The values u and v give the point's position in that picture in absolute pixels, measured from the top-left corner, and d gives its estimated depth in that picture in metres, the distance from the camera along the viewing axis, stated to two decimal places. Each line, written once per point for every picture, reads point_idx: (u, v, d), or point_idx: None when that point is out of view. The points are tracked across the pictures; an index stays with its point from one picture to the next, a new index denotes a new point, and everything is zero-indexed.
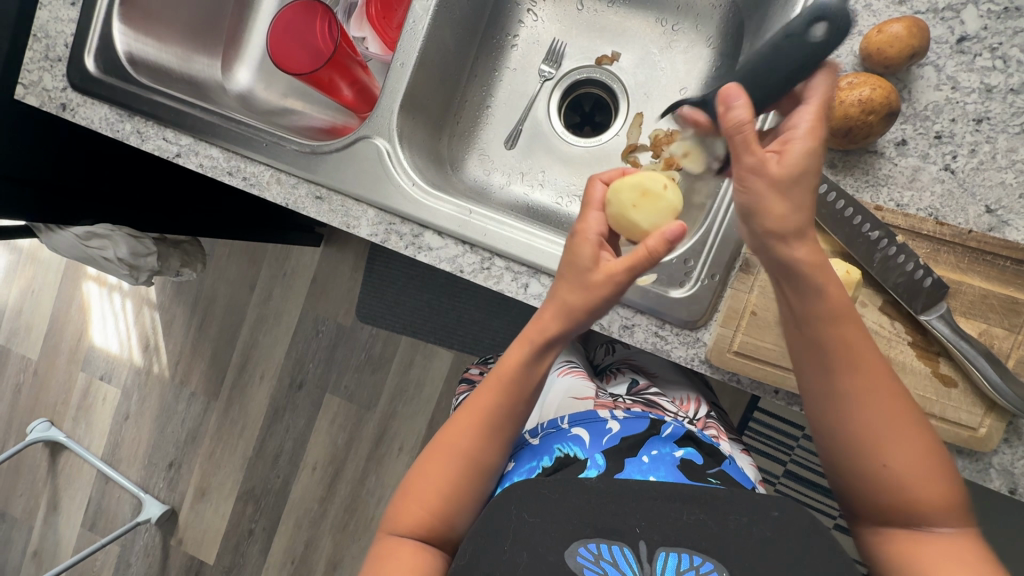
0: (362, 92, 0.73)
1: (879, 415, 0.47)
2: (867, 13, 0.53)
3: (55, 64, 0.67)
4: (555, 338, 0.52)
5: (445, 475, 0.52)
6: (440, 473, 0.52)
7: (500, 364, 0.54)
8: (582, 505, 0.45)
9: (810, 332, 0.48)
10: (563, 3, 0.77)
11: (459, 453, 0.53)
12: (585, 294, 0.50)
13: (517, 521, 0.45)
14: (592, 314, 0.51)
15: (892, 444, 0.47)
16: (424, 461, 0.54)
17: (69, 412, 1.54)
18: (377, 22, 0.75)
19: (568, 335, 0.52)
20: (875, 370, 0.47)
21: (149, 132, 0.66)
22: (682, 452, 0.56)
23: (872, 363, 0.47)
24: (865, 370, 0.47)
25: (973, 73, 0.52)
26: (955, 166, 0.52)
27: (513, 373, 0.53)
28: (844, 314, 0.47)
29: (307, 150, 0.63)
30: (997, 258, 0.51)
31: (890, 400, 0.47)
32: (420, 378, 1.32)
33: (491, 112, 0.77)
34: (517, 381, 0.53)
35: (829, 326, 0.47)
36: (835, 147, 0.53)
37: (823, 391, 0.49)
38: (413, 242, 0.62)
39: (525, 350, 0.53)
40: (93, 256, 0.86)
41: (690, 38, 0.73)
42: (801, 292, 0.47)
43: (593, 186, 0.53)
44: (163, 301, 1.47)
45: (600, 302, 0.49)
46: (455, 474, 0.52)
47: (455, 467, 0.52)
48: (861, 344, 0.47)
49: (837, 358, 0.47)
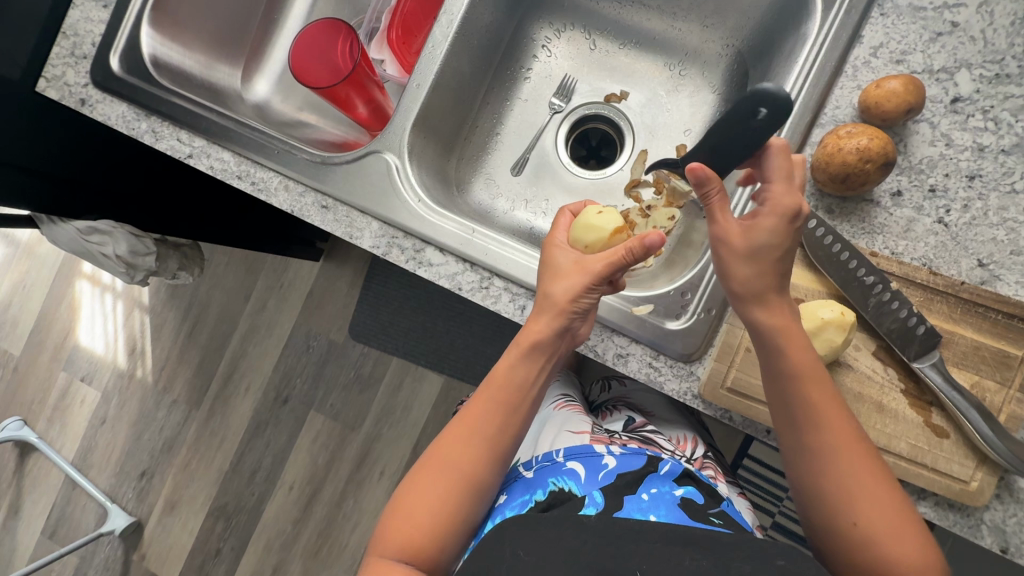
0: (377, 111, 0.75)
1: (843, 472, 0.47)
2: (867, 69, 0.56)
3: (81, 61, 0.68)
4: (540, 341, 0.52)
5: (441, 493, 0.51)
6: (434, 491, 0.51)
7: (495, 371, 0.54)
8: (578, 546, 0.44)
9: (777, 389, 0.50)
10: (577, 42, 0.80)
11: (455, 470, 0.51)
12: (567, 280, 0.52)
13: (511, 560, 0.43)
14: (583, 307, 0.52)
15: (861, 502, 0.47)
16: (416, 480, 0.52)
17: (45, 412, 1.50)
18: (397, 46, 0.78)
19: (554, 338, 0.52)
20: (834, 428, 0.48)
21: (165, 132, 0.67)
22: (682, 491, 0.55)
23: (832, 421, 0.48)
24: (832, 425, 0.48)
25: (966, 132, 0.54)
26: (948, 219, 0.53)
27: (506, 379, 0.53)
28: (808, 372, 0.48)
29: (317, 160, 0.64)
30: (989, 311, 0.51)
31: (854, 454, 0.47)
32: (408, 401, 1.31)
33: (501, 138, 0.79)
34: (509, 389, 0.53)
35: (795, 384, 0.48)
36: (833, 192, 0.54)
37: (794, 446, 0.50)
38: (415, 257, 0.62)
39: (513, 353, 0.53)
40: (92, 251, 0.87)
41: (696, 82, 0.76)
42: (773, 345, 0.49)
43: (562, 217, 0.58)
44: (155, 304, 1.46)
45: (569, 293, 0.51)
46: (450, 492, 0.51)
47: (450, 484, 0.51)
48: (826, 400, 0.48)
49: (802, 413, 0.49)
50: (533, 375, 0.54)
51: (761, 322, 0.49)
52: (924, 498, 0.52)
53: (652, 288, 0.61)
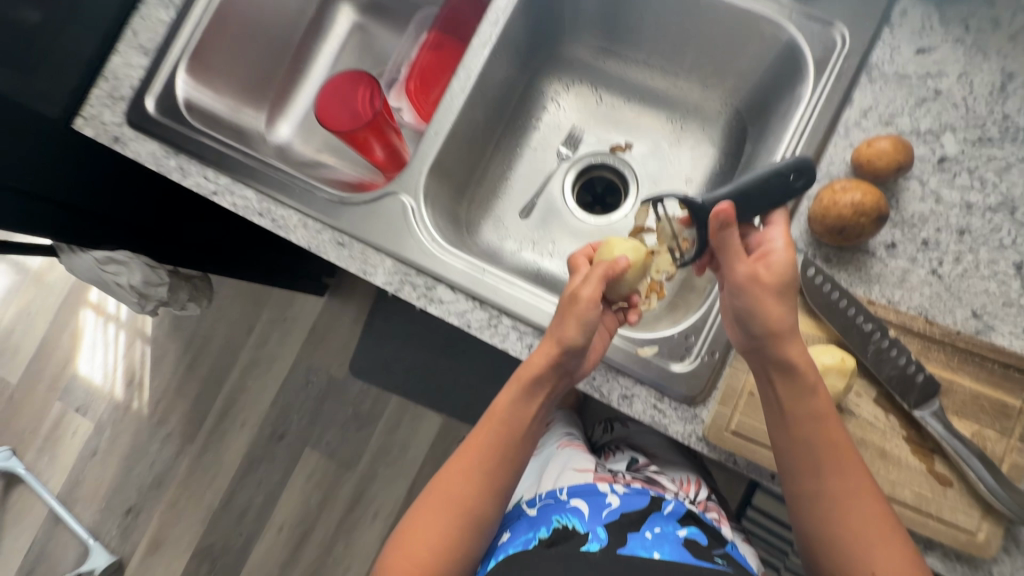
0: (394, 155, 0.79)
1: (859, 518, 0.48)
2: (858, 129, 0.59)
3: (118, 102, 0.72)
4: (545, 372, 0.52)
5: (442, 526, 0.50)
6: (435, 524, 0.50)
7: (494, 405, 0.55)
8: None
9: (795, 433, 0.50)
10: (585, 96, 0.84)
11: (457, 502, 0.51)
12: (569, 320, 0.51)
13: None
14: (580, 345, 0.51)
15: (877, 551, 0.46)
16: (418, 512, 0.52)
17: (35, 442, 1.48)
18: (415, 96, 0.83)
19: (555, 370, 0.52)
20: (848, 473, 0.48)
21: (192, 170, 0.70)
22: (686, 531, 0.54)
23: (847, 465, 0.48)
24: (847, 470, 0.48)
25: (954, 190, 0.57)
26: (941, 271, 0.56)
27: (510, 411, 0.54)
28: (825, 413, 0.49)
29: (337, 199, 0.67)
30: (986, 360, 0.53)
31: (869, 501, 0.48)
32: (406, 441, 1.30)
33: (511, 183, 0.83)
34: (512, 420, 0.54)
35: (813, 426, 0.49)
36: (830, 242, 0.56)
37: (809, 491, 0.50)
38: (426, 293, 0.64)
39: (513, 389, 0.54)
40: (105, 280, 0.88)
41: (697, 135, 0.80)
42: (793, 386, 0.50)
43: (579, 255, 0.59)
44: (158, 335, 1.47)
45: (583, 324, 0.51)
46: (451, 525, 0.50)
47: (452, 517, 0.51)
48: (841, 445, 0.49)
49: (817, 455, 0.49)
50: (533, 410, 0.54)
51: (790, 356, 0.50)
52: (931, 548, 0.52)
53: (656, 330, 0.62)
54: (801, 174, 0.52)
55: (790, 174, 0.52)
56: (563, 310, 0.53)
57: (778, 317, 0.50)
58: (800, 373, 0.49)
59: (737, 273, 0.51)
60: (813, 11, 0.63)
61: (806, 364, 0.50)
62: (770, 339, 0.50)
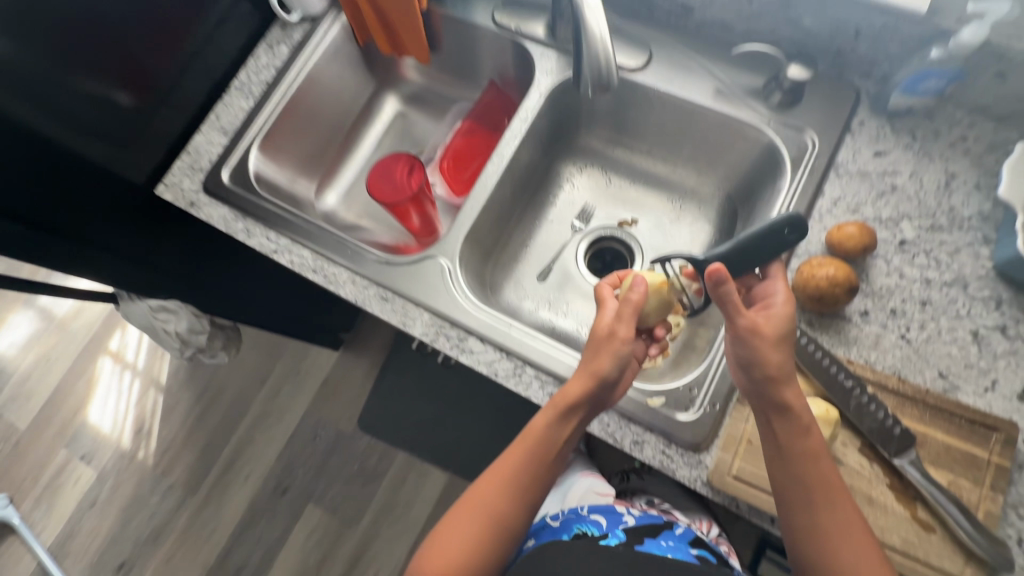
0: (427, 224, 0.91)
1: (847, 550, 0.53)
2: (830, 216, 0.70)
3: (197, 173, 0.84)
4: (579, 402, 0.57)
5: (472, 529, 0.57)
6: (467, 527, 0.57)
7: (530, 425, 0.60)
8: None
9: (791, 468, 0.55)
10: (596, 177, 0.97)
11: (487, 509, 0.58)
12: (602, 357, 0.58)
13: None
14: (613, 378, 0.58)
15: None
16: (453, 515, 0.59)
17: (34, 491, 1.48)
18: (447, 173, 0.96)
19: (588, 401, 0.58)
20: (839, 507, 0.54)
21: (257, 231, 0.81)
22: (696, 550, 0.63)
23: (838, 500, 0.55)
24: (837, 505, 0.54)
25: (915, 267, 0.67)
26: (909, 336, 0.64)
27: (543, 434, 0.59)
28: (818, 452, 0.56)
29: (382, 261, 0.77)
30: (955, 416, 0.60)
31: (858, 535, 0.53)
32: (410, 498, 1.34)
33: (530, 250, 0.93)
34: (542, 441, 0.59)
35: (807, 464, 0.55)
36: (812, 309, 0.65)
37: (805, 527, 0.55)
38: (459, 343, 0.72)
39: (550, 413, 0.59)
40: (155, 326, 0.97)
41: (694, 214, 0.92)
42: (789, 425, 0.57)
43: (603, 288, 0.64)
44: (172, 385, 1.52)
45: (615, 358, 0.58)
46: (480, 528, 0.57)
47: (481, 521, 0.57)
48: (834, 481, 0.56)
49: (812, 491, 0.55)
50: (564, 435, 0.59)
51: (785, 399, 0.57)
52: None
53: (663, 383, 0.69)
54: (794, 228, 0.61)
55: (784, 229, 0.61)
56: (596, 345, 0.59)
57: (776, 362, 0.58)
58: (794, 413, 0.57)
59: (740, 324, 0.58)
60: (787, 120, 0.77)
61: (800, 409, 0.57)
62: (770, 382, 0.57)
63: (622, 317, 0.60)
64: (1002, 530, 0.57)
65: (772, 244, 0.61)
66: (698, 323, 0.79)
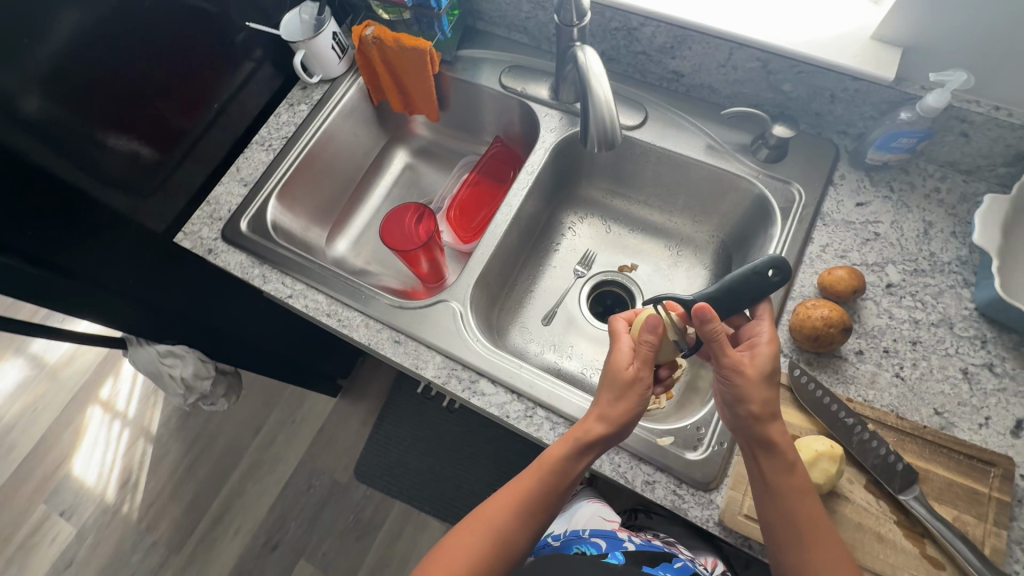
0: (436, 268, 0.94)
1: None
2: (820, 261, 0.75)
3: (216, 222, 0.87)
4: (600, 437, 0.59)
5: (476, 549, 0.58)
6: (471, 546, 0.58)
7: (545, 454, 0.61)
8: None
9: (778, 508, 0.57)
10: (596, 225, 1.02)
11: (492, 530, 0.59)
12: (627, 400, 0.60)
13: None
14: (633, 419, 0.61)
15: None
16: (456, 534, 0.60)
17: (8, 549, 1.41)
18: (455, 221, 1.00)
19: (608, 440, 0.60)
20: (828, 545, 0.55)
21: (272, 277, 0.83)
22: None
23: (824, 538, 0.56)
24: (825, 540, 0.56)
25: (903, 308, 0.71)
26: (904, 373, 0.67)
27: (558, 464, 0.59)
28: (805, 489, 0.57)
29: (396, 304, 0.79)
30: (954, 452, 0.62)
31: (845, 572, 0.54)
32: (406, 552, 1.29)
33: (534, 294, 0.97)
34: (560, 471, 0.59)
35: (798, 500, 0.56)
36: (810, 348, 0.69)
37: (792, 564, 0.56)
38: (470, 385, 0.74)
39: (569, 446, 0.60)
40: (161, 372, 0.97)
41: (691, 260, 0.96)
42: (774, 464, 0.58)
43: (618, 322, 0.66)
44: (163, 434, 1.49)
45: (639, 400, 0.61)
46: (484, 548, 0.58)
47: (486, 542, 0.58)
48: (820, 523, 0.56)
49: (803, 529, 0.56)
50: (581, 468, 0.60)
51: (771, 435, 0.58)
52: None
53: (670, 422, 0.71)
54: (778, 270, 0.64)
55: (767, 271, 0.64)
56: (622, 386, 0.61)
57: (760, 401, 0.59)
58: (781, 451, 0.58)
59: (724, 364, 0.61)
60: (774, 173, 0.83)
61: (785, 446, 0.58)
62: (754, 421, 0.59)
63: (642, 358, 0.63)
64: (1009, 566, 0.58)
65: (755, 286, 0.65)
66: (699, 365, 0.82)
